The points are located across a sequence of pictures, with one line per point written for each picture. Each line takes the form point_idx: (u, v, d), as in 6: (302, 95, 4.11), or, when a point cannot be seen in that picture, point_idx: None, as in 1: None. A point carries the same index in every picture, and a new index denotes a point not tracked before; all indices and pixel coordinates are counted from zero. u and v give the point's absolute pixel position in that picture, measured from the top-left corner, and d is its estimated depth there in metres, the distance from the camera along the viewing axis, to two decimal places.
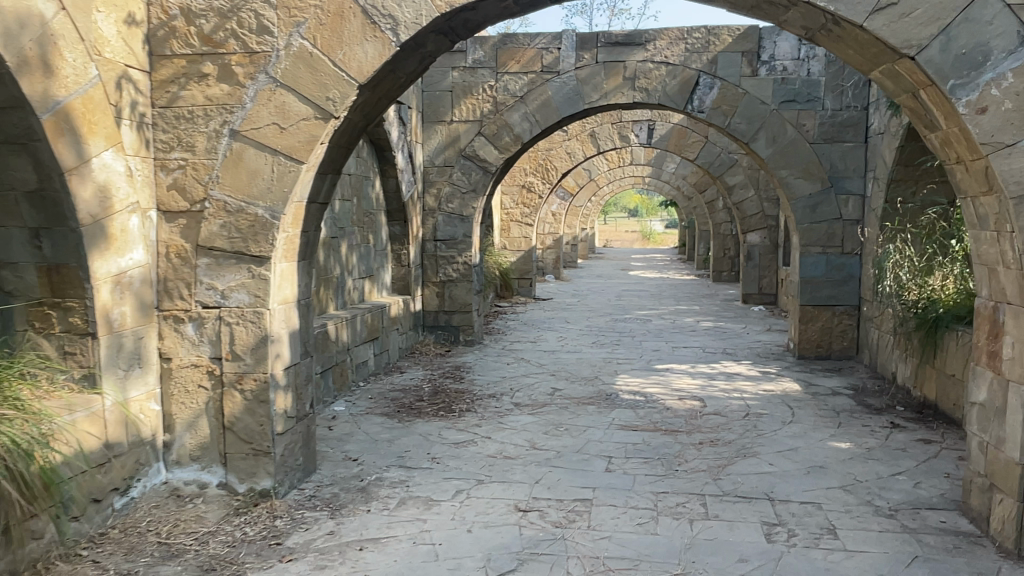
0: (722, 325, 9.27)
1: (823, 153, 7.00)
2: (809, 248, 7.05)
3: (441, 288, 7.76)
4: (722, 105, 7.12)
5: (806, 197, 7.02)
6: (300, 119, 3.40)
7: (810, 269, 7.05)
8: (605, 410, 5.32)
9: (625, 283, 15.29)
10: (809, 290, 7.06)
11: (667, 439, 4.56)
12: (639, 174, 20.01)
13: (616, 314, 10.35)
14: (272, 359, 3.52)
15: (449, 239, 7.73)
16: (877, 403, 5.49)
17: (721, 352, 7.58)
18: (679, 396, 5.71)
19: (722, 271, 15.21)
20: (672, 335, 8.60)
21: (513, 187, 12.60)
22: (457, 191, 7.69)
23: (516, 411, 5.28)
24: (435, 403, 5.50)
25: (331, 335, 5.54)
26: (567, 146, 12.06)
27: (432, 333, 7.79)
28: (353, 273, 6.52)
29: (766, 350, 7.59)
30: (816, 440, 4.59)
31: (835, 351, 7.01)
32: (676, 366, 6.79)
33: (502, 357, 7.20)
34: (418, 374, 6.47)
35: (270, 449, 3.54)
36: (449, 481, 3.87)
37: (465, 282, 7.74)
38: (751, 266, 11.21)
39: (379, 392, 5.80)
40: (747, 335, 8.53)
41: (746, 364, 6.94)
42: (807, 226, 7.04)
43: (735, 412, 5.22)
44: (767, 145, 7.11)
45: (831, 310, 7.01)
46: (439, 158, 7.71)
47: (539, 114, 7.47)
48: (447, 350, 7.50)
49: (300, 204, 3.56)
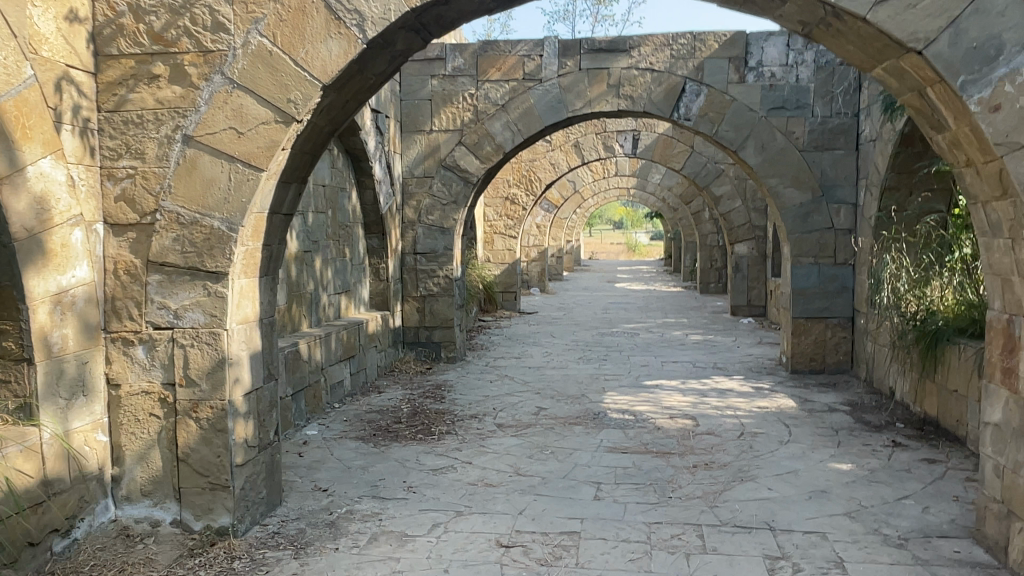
0: (712, 338, 9.04)
1: (814, 162, 6.81)
2: (801, 259, 6.84)
3: (421, 303, 7.48)
4: (709, 113, 6.90)
5: (797, 206, 6.83)
6: (260, 123, 3.13)
7: (802, 281, 6.85)
8: (592, 430, 5.05)
9: (611, 295, 15.07)
10: (801, 302, 6.85)
11: (659, 463, 4.30)
12: (625, 186, 19.86)
13: (603, 328, 10.10)
14: (230, 384, 3.22)
15: (429, 252, 7.46)
16: (876, 420, 5.27)
17: (711, 366, 7.35)
18: (670, 414, 5.45)
19: (709, 283, 15.10)
20: (660, 349, 8.37)
21: (497, 199, 12.42)
22: (437, 202, 7.42)
23: (499, 433, 5.00)
24: (413, 425, 5.20)
25: (303, 354, 5.24)
26: (551, 156, 11.95)
27: (413, 350, 7.50)
28: (328, 288, 6.22)
29: (758, 364, 7.36)
30: (816, 462, 4.33)
31: (829, 364, 6.82)
32: (666, 382, 6.54)
33: (485, 374, 6.92)
34: (397, 394, 6.18)
35: (228, 483, 3.24)
36: (425, 513, 3.58)
37: (447, 296, 7.46)
38: (739, 277, 11.02)
39: (355, 414, 5.50)
40: (738, 348, 8.30)
41: (738, 379, 6.70)
42: (799, 236, 6.83)
43: (729, 431, 4.97)
44: (756, 153, 6.88)
45: (824, 323, 6.82)
46: (419, 168, 7.46)
47: (521, 122, 7.23)
48: (429, 367, 7.22)
49: (261, 215, 3.28)
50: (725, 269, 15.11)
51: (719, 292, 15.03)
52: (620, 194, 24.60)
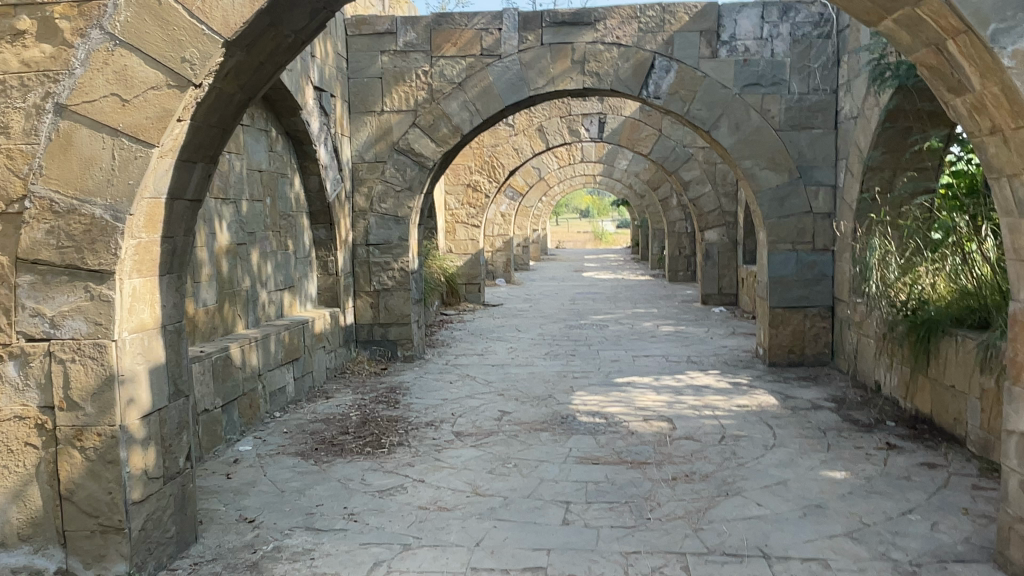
0: (684, 329, 8.63)
1: (791, 142, 6.41)
2: (778, 245, 6.45)
3: (375, 299, 6.92)
4: (680, 90, 6.44)
5: (774, 189, 6.42)
6: (148, 88, 2.57)
7: (779, 268, 6.46)
8: (560, 437, 4.57)
9: (579, 285, 14.63)
10: (779, 291, 6.46)
11: (634, 476, 3.83)
12: (591, 172, 19.42)
13: (571, 320, 9.65)
14: (122, 405, 2.67)
15: (383, 243, 6.90)
16: (865, 418, 4.89)
17: (685, 360, 6.93)
18: (644, 416, 5.00)
19: (678, 271, 14.77)
20: (631, 342, 7.93)
21: (457, 186, 11.68)
22: (390, 189, 6.85)
23: (456, 443, 4.49)
24: (362, 435, 4.67)
25: (235, 359, 4.67)
26: (513, 142, 11.38)
27: (367, 349, 6.94)
28: (268, 285, 5.64)
29: (734, 357, 6.96)
30: (807, 470, 3.91)
31: (809, 357, 6.45)
32: (638, 380, 6.09)
33: (444, 375, 6.40)
34: (347, 399, 5.64)
35: (122, 524, 2.69)
36: (366, 548, 3.06)
37: (402, 290, 6.92)
38: (710, 265, 10.61)
39: (298, 425, 4.96)
40: (712, 340, 7.90)
41: (715, 374, 6.29)
42: (776, 221, 6.43)
43: (709, 435, 4.53)
44: (730, 133, 6.44)
45: (803, 313, 6.45)
46: (369, 152, 6.86)
47: (479, 102, 6.69)
48: (385, 368, 6.67)
49: (157, 201, 2.73)
50: (694, 257, 14.78)
51: (688, 280, 14.70)
52: (586, 182, 24.18)
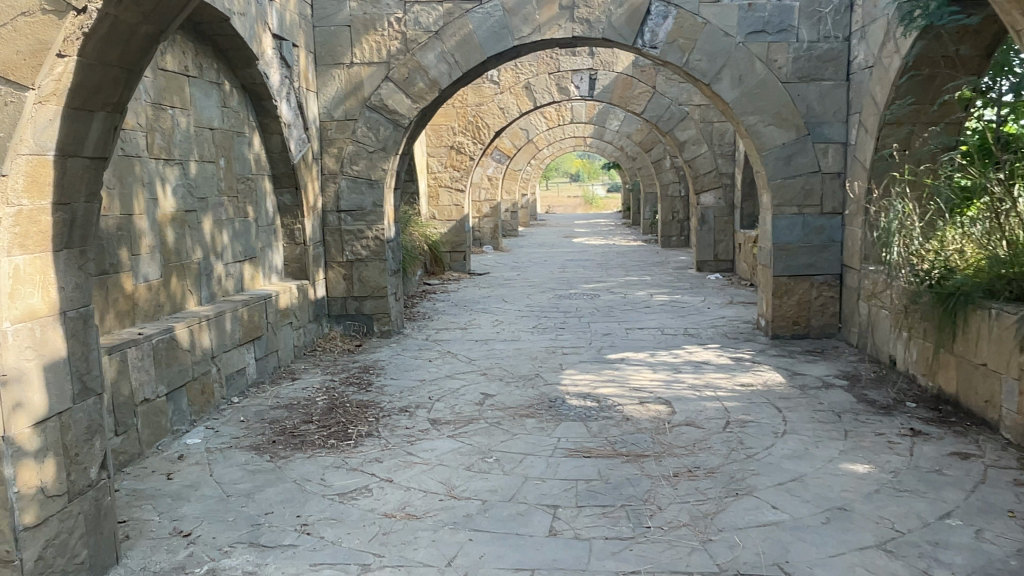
0: (680, 299, 8.16)
1: (799, 95, 5.87)
2: (784, 209, 5.95)
3: (347, 270, 6.39)
4: (678, 39, 5.88)
5: (779, 148, 5.90)
6: (19, 15, 2.08)
7: (785, 234, 5.96)
8: (547, 425, 4.10)
9: (569, 252, 14.11)
10: (784, 258, 5.98)
11: (631, 473, 3.37)
12: (581, 134, 18.80)
13: (560, 289, 9.16)
14: (5, 411, 2.17)
15: (355, 209, 6.34)
16: (882, 398, 4.44)
17: (683, 333, 6.46)
18: (640, 398, 4.54)
19: (671, 236, 14.27)
20: (625, 313, 7.45)
21: (440, 148, 10.95)
22: (362, 150, 6.28)
23: (432, 433, 4.01)
24: (326, 424, 4.18)
25: (183, 342, 4.16)
26: (499, 100, 10.84)
27: (340, 325, 6.43)
28: (225, 256, 5.10)
29: (735, 329, 6.50)
30: (825, 463, 3.46)
31: (814, 329, 6.01)
32: (633, 356, 5.63)
33: (422, 352, 5.91)
34: (315, 380, 5.15)
35: (12, 555, 2.20)
36: (318, 570, 2.60)
37: (377, 261, 6.38)
38: (706, 230, 10.11)
39: (257, 412, 4.47)
40: (710, 311, 7.43)
41: (715, 348, 5.82)
42: (782, 182, 5.92)
43: (713, 420, 4.08)
44: (732, 86, 5.90)
45: (809, 282, 5.98)
46: (338, 110, 6.27)
47: (459, 53, 6.10)
48: (359, 345, 6.17)
49: (42, 157, 2.21)
50: (688, 221, 14.27)
51: (682, 246, 14.22)
52: (576, 145, 23.52)
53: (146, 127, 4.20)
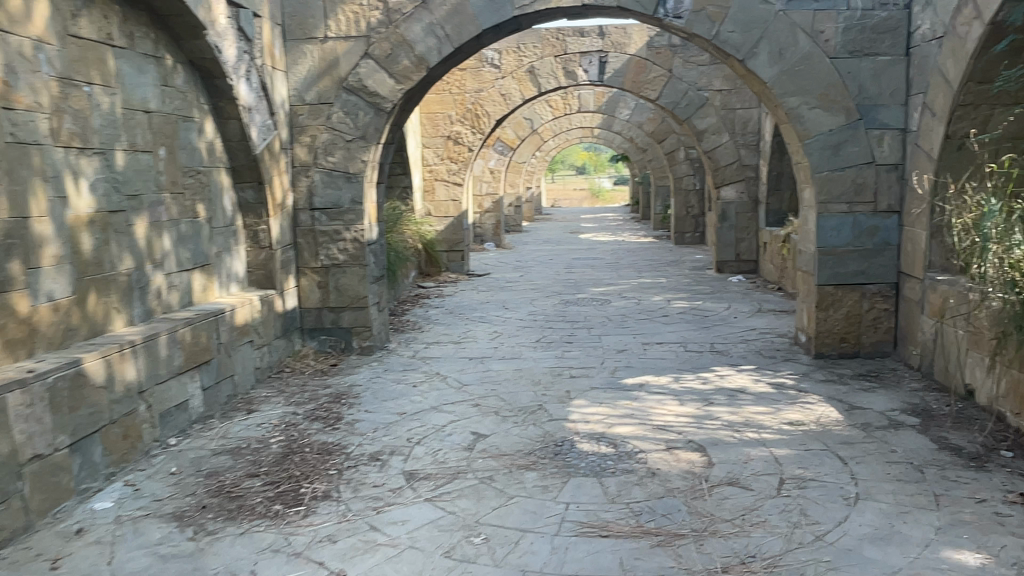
0: (701, 306, 7.28)
1: (849, 72, 4.97)
2: (830, 207, 5.07)
3: (323, 278, 5.53)
4: (706, 7, 5.01)
5: (826, 135, 5.01)
6: None
7: (831, 236, 5.10)
8: (553, 482, 3.25)
9: (576, 250, 13.24)
10: (829, 264, 5.12)
11: (665, 565, 2.52)
12: (589, 125, 17.90)
13: (567, 294, 8.30)
14: None
15: (331, 207, 5.48)
16: (969, 445, 3.57)
17: (710, 350, 5.60)
18: (667, 443, 3.69)
19: (685, 233, 13.40)
20: (641, 323, 6.58)
21: (436, 138, 9.93)
22: (338, 138, 5.41)
23: (406, 494, 3.17)
24: (275, 480, 3.34)
25: (96, 377, 3.32)
26: (500, 86, 9.99)
27: (314, 340, 5.58)
28: (167, 264, 4.25)
29: (769, 346, 5.63)
30: (921, 551, 2.61)
31: (865, 346, 5.15)
32: (654, 381, 4.77)
33: (407, 375, 5.05)
34: (275, 413, 4.30)
35: None
36: None
37: (357, 266, 5.52)
38: (726, 227, 9.22)
39: (194, 461, 3.63)
40: (737, 321, 6.55)
41: (750, 371, 4.96)
42: (828, 175, 5.04)
43: (762, 479, 3.22)
44: (770, 62, 5.02)
45: (860, 292, 5.12)
46: (310, 92, 5.41)
47: (449, 25, 5.22)
48: (335, 364, 5.32)
49: None
50: (703, 217, 13.38)
51: (697, 243, 13.32)
52: (584, 135, 22.61)
53: (50, 108, 3.36)
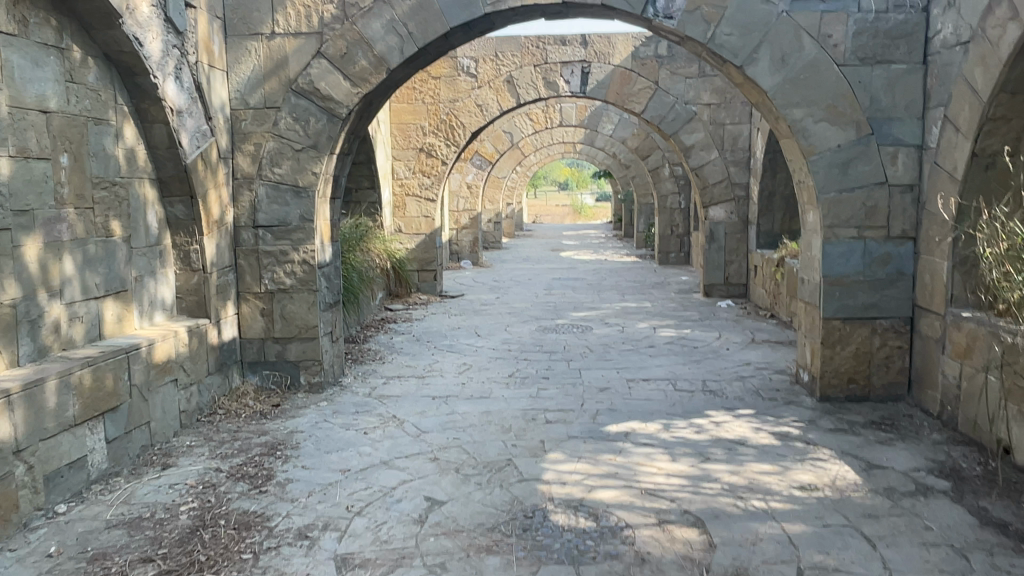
0: (690, 335, 6.71)
1: (860, 81, 4.45)
2: (837, 231, 4.53)
3: (267, 305, 4.88)
4: (701, 6, 4.47)
5: (833, 150, 4.48)
6: None
7: (838, 264, 4.55)
8: (519, 572, 2.63)
9: (557, 269, 12.66)
10: (837, 295, 4.57)
11: None
12: (571, 139, 17.36)
13: (545, 319, 7.69)
14: None
15: (277, 224, 4.84)
16: (1016, 520, 3.00)
17: (702, 388, 5.00)
18: (657, 514, 3.07)
19: (669, 252, 12.88)
20: (624, 355, 5.98)
21: (408, 151, 9.28)
22: (285, 147, 4.79)
23: None
24: (172, 569, 2.67)
25: None
26: (477, 96, 9.36)
27: (257, 375, 4.92)
28: (68, 293, 3.59)
29: (768, 384, 5.05)
30: None
31: (876, 389, 4.61)
32: (641, 428, 4.16)
33: (358, 419, 4.41)
34: (194, 469, 3.66)
35: None
36: None
37: (306, 292, 4.88)
38: (715, 249, 8.69)
39: (80, 538, 2.96)
40: (730, 354, 5.98)
41: (749, 416, 4.37)
42: (835, 196, 4.50)
43: (776, 568, 2.62)
44: (771, 69, 4.49)
45: (870, 327, 4.57)
46: (255, 94, 4.78)
47: (413, 23, 4.63)
48: (277, 404, 4.67)
49: None
50: (688, 236, 12.88)
51: (682, 263, 12.82)
52: (565, 150, 22.14)
53: None
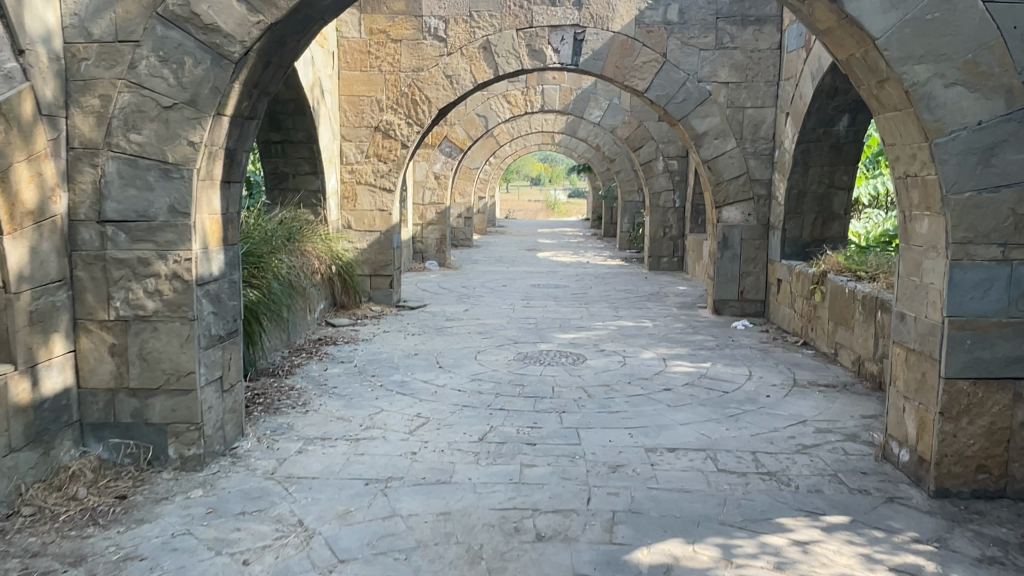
0: (712, 372, 5.20)
1: (1016, 26, 2.95)
2: (972, 249, 3.05)
3: (118, 340, 3.26)
4: None
5: (971, 129, 3.00)
6: None
7: (970, 298, 3.07)
8: None
9: (534, 272, 11.11)
10: (967, 345, 3.09)
11: None
12: (551, 128, 15.77)
13: (525, 342, 6.14)
14: None
15: (134, 219, 3.20)
16: None
17: (756, 469, 3.48)
18: None
19: (661, 257, 11.36)
20: (634, 404, 4.43)
21: (361, 129, 7.60)
22: (147, 102, 3.15)
23: None
24: None
25: None
26: (445, 65, 7.51)
27: (104, 445, 3.29)
28: None
29: (847, 464, 3.56)
30: None
31: (1016, 484, 3.14)
32: (686, 558, 2.61)
33: (239, 529, 2.80)
34: None
35: None
36: None
37: (176, 322, 3.25)
38: (728, 258, 7.27)
39: None
40: (775, 405, 4.47)
41: (844, 529, 2.86)
42: (973, 199, 3.03)
43: None
44: (884, 3, 2.99)
45: (1013, 394, 3.10)
46: (101, 20, 3.13)
47: None
48: (124, 497, 3.04)
49: None
50: (681, 239, 11.42)
51: (674, 269, 11.35)
52: (543, 141, 20.60)
53: None
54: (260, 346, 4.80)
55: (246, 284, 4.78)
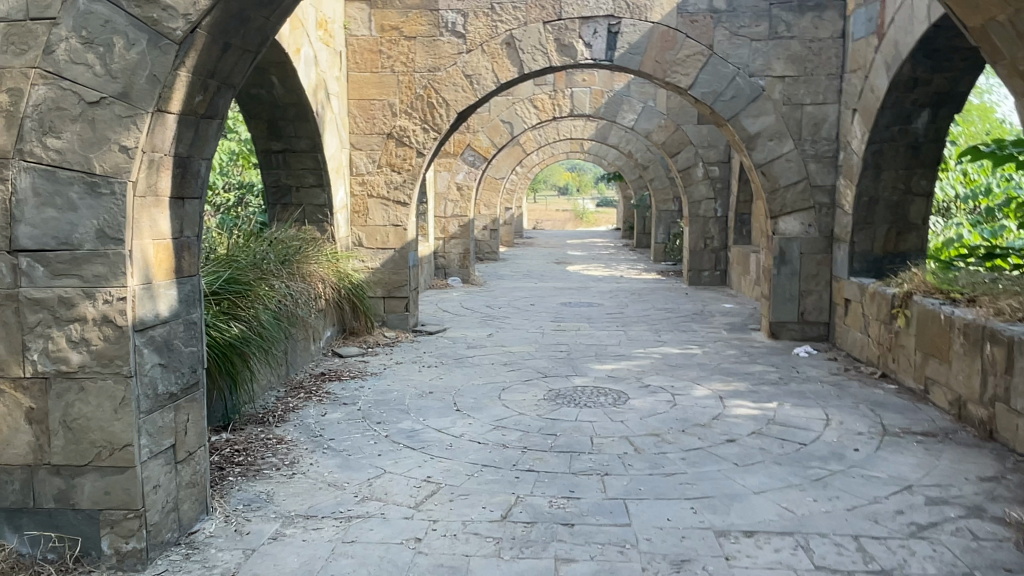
0: (781, 416, 4.36)
1: None
2: None
3: (37, 402, 2.53)
4: None
5: None
6: None
7: None
8: None
9: (564, 289, 10.30)
10: None
11: None
12: (580, 134, 14.90)
13: (556, 376, 5.34)
14: None
15: (53, 249, 2.47)
16: None
17: (866, 566, 2.64)
18: None
19: (702, 270, 10.45)
20: (693, 463, 3.61)
21: (372, 137, 6.89)
22: (69, 96, 2.43)
23: None
24: None
25: None
26: (465, 63, 6.77)
27: (22, 537, 2.57)
28: None
29: (984, 557, 2.70)
30: None
31: None
32: None
33: None
34: None
35: None
36: None
37: (109, 381, 2.52)
38: (786, 275, 6.42)
39: None
40: (867, 463, 3.61)
41: None
42: None
43: None
44: None
45: None
46: None
47: None
48: None
49: None
50: (724, 251, 10.53)
51: (716, 284, 10.45)
52: (571, 148, 19.84)
53: None
54: (246, 390, 4.08)
55: (228, 317, 4.07)
